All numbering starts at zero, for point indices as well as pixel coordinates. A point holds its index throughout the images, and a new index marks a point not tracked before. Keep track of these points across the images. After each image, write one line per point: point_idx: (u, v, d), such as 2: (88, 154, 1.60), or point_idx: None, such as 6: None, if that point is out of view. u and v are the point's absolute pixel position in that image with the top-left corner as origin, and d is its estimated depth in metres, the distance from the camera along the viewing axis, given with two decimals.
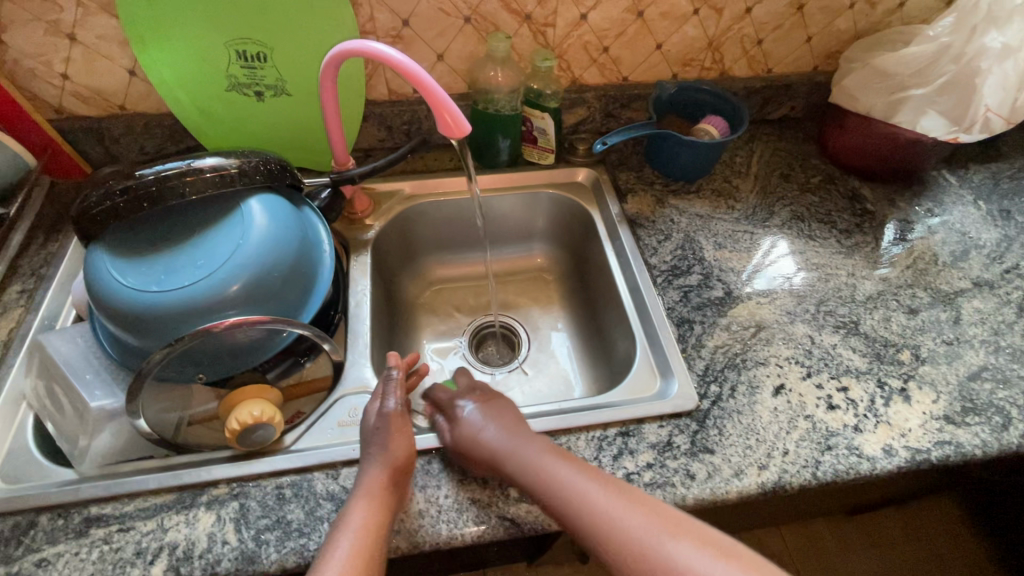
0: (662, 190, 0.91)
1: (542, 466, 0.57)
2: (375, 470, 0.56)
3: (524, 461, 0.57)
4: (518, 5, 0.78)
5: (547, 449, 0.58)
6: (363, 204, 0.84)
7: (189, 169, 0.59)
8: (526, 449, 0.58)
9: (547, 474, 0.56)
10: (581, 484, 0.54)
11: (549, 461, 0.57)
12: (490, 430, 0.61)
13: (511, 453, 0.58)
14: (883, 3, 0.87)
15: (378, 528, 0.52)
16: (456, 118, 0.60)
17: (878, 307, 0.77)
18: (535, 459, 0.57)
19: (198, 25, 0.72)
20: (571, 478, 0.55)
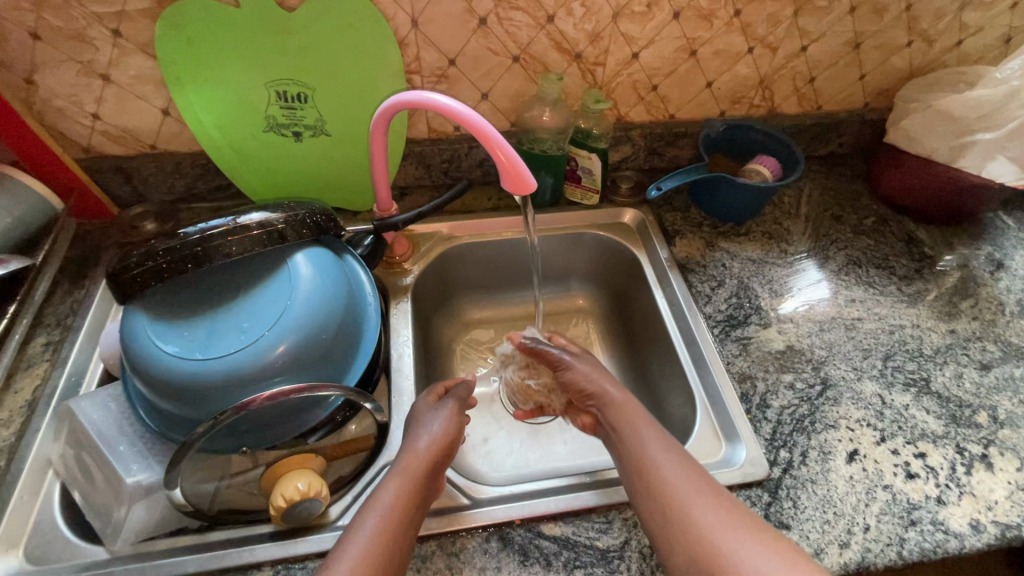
0: (712, 232, 0.88)
1: (632, 429, 0.62)
2: (416, 452, 0.58)
3: (618, 408, 0.65)
4: (569, 44, 0.75)
5: (635, 403, 0.66)
6: (403, 248, 0.81)
7: (235, 226, 0.56)
8: (621, 399, 0.66)
9: (635, 436, 0.61)
10: (663, 457, 0.57)
11: (639, 426, 0.62)
12: (587, 370, 0.71)
13: (607, 402, 0.66)
14: (942, 41, 0.84)
15: (405, 505, 0.53)
16: (509, 158, 0.55)
17: (948, 363, 0.73)
18: (626, 413, 0.64)
19: (238, 66, 0.68)
20: (656, 442, 0.59)
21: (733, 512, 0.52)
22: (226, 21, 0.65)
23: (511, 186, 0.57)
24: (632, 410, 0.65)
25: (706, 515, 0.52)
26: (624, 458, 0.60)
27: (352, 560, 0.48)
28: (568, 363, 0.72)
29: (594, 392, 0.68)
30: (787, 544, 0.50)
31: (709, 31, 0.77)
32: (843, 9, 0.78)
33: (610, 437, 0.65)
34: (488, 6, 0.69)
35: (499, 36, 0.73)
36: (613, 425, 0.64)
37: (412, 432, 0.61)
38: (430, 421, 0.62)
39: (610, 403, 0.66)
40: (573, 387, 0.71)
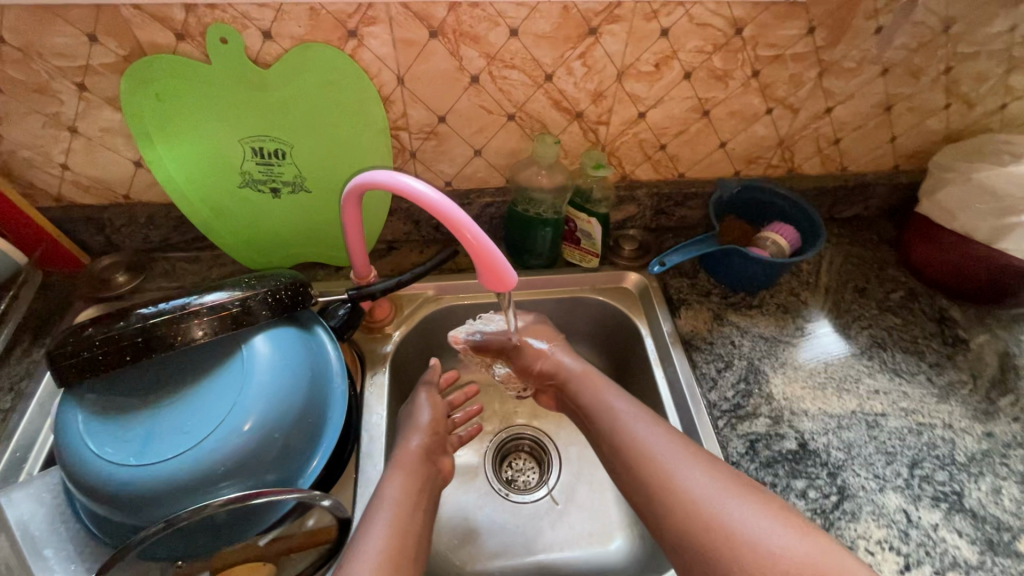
0: (720, 302, 0.81)
1: (602, 400, 0.67)
2: (410, 449, 0.64)
3: (581, 380, 0.71)
4: (569, 103, 0.69)
5: (594, 372, 0.72)
6: (384, 311, 0.76)
7: (182, 313, 0.52)
8: (583, 370, 0.72)
9: (608, 410, 0.65)
10: (640, 426, 0.61)
11: (612, 399, 0.66)
12: (547, 345, 0.75)
13: (570, 375, 0.72)
14: (984, 104, 0.76)
15: (410, 492, 0.59)
16: (478, 240, 0.48)
17: (983, 475, 0.65)
18: (592, 386, 0.69)
19: (211, 122, 0.64)
20: (630, 412, 0.63)
21: (719, 471, 0.55)
22: (197, 77, 0.60)
23: (487, 278, 0.51)
24: (591, 380, 0.70)
25: (691, 478, 0.54)
26: (599, 430, 0.65)
27: (376, 547, 0.52)
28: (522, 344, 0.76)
29: (552, 371, 0.74)
30: (778, 505, 0.52)
31: (724, 92, 0.70)
32: (874, 71, 0.70)
33: (576, 409, 0.70)
34: (480, 64, 0.63)
35: (493, 94, 0.67)
36: (580, 398, 0.69)
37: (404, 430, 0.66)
38: (420, 413, 0.69)
39: (574, 375, 0.71)
40: (530, 368, 0.76)
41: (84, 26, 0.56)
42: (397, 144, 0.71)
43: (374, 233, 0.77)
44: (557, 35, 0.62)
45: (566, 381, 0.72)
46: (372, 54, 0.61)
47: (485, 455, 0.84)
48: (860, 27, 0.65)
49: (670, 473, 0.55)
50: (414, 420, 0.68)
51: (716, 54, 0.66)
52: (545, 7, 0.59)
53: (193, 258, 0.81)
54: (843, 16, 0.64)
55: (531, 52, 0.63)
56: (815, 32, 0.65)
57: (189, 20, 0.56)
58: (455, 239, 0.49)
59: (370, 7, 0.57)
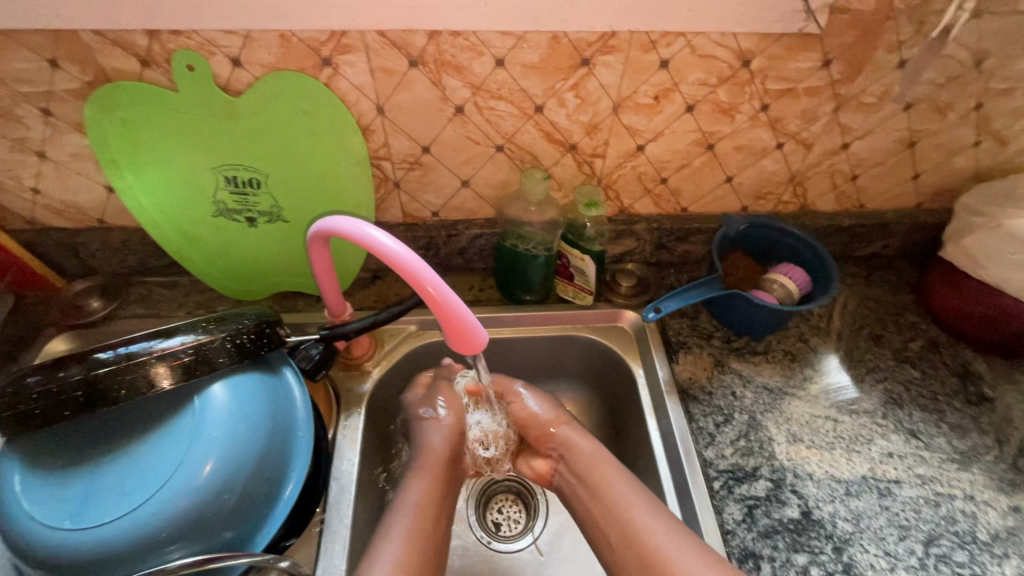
0: (723, 347, 0.75)
1: (611, 487, 0.62)
2: (433, 449, 0.67)
3: (588, 465, 0.65)
4: (561, 135, 0.64)
5: (603, 453, 0.66)
6: (361, 347, 0.72)
7: (129, 363, 0.48)
8: (591, 450, 0.66)
9: (621, 501, 0.60)
10: (654, 524, 0.56)
11: (623, 487, 0.61)
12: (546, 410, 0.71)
13: (571, 448, 0.67)
14: (1018, 142, 0.69)
15: (428, 501, 0.62)
16: (442, 296, 0.46)
17: (1008, 556, 0.58)
18: (600, 470, 0.64)
19: (181, 151, 0.61)
20: (643, 508, 0.58)
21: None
22: (164, 105, 0.57)
23: (450, 335, 0.49)
24: (599, 462, 0.65)
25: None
26: (600, 511, 0.61)
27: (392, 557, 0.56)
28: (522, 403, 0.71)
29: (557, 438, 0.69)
30: None
31: (730, 126, 0.65)
32: (896, 107, 0.65)
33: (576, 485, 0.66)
34: (464, 95, 0.59)
35: (480, 125, 0.63)
36: (584, 480, 0.65)
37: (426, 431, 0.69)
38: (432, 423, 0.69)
39: (581, 454, 0.66)
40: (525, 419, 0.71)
41: (45, 51, 0.54)
42: (379, 174, 0.68)
43: (354, 265, 0.73)
44: (546, 65, 0.57)
45: (568, 451, 0.67)
46: (349, 82, 0.58)
47: (467, 497, 0.77)
48: (880, 61, 0.60)
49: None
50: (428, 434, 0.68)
51: (721, 87, 0.61)
52: (533, 37, 0.55)
53: (170, 284, 0.78)
54: (861, 49, 0.59)
55: (519, 83, 0.59)
56: (830, 65, 0.60)
57: (153, 46, 0.54)
58: (416, 292, 0.47)
59: (344, 35, 0.54)
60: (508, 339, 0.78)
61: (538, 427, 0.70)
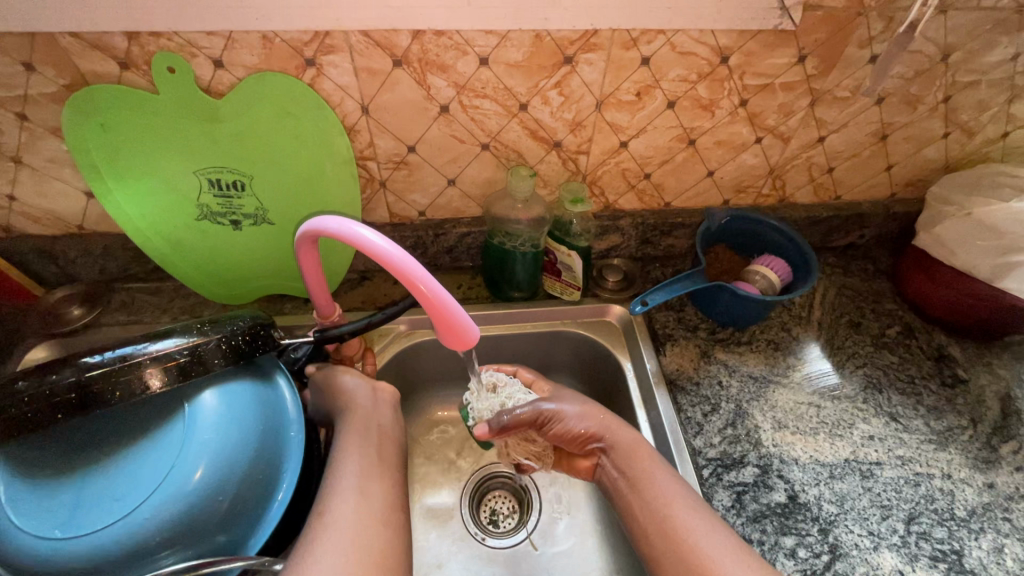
0: (709, 338, 0.77)
1: (650, 480, 0.58)
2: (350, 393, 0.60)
3: (629, 456, 0.61)
4: (546, 132, 0.65)
5: (644, 445, 0.62)
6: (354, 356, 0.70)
7: (123, 364, 0.48)
8: (632, 443, 0.62)
9: (663, 492, 0.56)
10: (694, 519, 0.53)
11: (665, 480, 0.58)
12: (584, 416, 0.66)
13: (612, 441, 0.63)
14: (984, 133, 0.72)
15: (373, 425, 0.58)
16: (434, 293, 0.47)
17: (984, 531, 0.61)
18: (642, 461, 0.60)
19: (162, 153, 0.60)
20: (683, 502, 0.55)
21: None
22: (143, 107, 0.57)
23: (443, 332, 0.49)
24: (641, 454, 0.61)
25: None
26: (641, 510, 0.57)
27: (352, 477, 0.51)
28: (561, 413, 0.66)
29: (596, 436, 0.64)
30: None
31: (710, 121, 0.66)
32: (869, 101, 0.67)
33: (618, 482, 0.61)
34: (449, 94, 0.60)
35: (465, 124, 0.63)
36: (627, 475, 0.60)
37: (336, 382, 0.61)
38: (345, 378, 0.62)
39: (620, 446, 0.62)
40: (567, 436, 0.65)
41: (20, 55, 0.53)
42: (365, 174, 0.68)
43: (340, 267, 0.73)
44: (529, 64, 0.58)
45: (608, 444, 0.64)
46: (333, 83, 0.58)
47: (463, 494, 0.78)
48: (852, 56, 0.62)
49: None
50: (351, 390, 0.60)
51: (701, 83, 0.62)
52: (516, 36, 0.55)
53: (153, 289, 0.77)
54: (834, 45, 0.60)
55: (503, 81, 0.59)
56: (805, 61, 0.61)
57: (132, 48, 0.53)
58: (408, 290, 0.47)
59: (327, 35, 0.54)
60: (498, 336, 0.78)
61: (574, 428, 0.65)
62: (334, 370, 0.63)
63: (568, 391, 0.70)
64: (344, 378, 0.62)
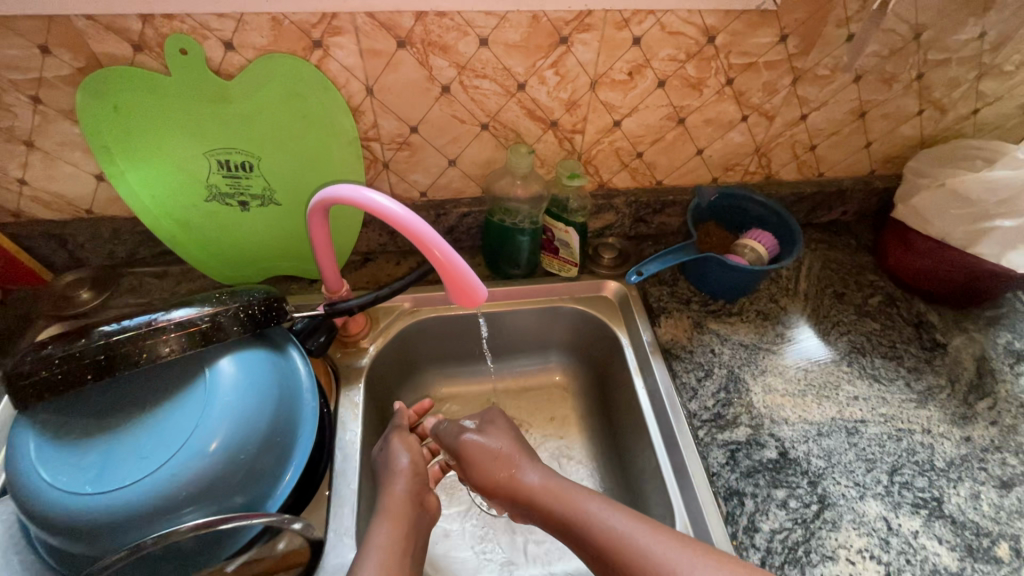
0: (701, 310, 0.80)
1: (575, 509, 0.60)
2: (394, 493, 0.62)
3: (548, 501, 0.62)
4: (543, 112, 0.68)
5: (556, 478, 0.65)
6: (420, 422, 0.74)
7: (150, 329, 0.50)
8: (544, 481, 0.64)
9: (590, 523, 0.58)
10: (624, 528, 0.56)
11: (612, 518, 0.58)
12: (494, 446, 0.68)
13: (529, 484, 0.64)
14: (956, 110, 0.76)
15: (400, 533, 0.59)
16: (448, 258, 0.50)
17: (962, 480, 0.65)
18: (561, 496, 0.62)
19: (173, 135, 0.62)
20: (610, 516, 0.58)
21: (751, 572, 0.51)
22: (156, 89, 0.59)
23: (454, 294, 0.52)
24: (556, 489, 0.63)
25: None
26: (580, 544, 0.59)
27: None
28: (478, 446, 0.68)
29: (509, 473, 0.66)
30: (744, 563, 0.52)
31: (698, 100, 0.70)
32: (847, 78, 0.70)
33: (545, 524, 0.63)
34: (450, 74, 0.63)
35: (466, 104, 0.66)
36: (550, 513, 0.62)
37: (387, 475, 0.64)
38: (399, 457, 0.66)
39: (534, 488, 0.64)
40: (482, 463, 0.67)
41: (36, 37, 0.54)
42: (369, 155, 0.70)
43: (347, 247, 0.75)
44: (527, 44, 0.61)
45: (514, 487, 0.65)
46: (339, 64, 0.60)
47: None
48: (830, 35, 0.65)
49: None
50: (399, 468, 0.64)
51: (689, 62, 0.65)
52: (514, 17, 0.58)
53: (161, 273, 0.79)
54: (814, 24, 0.64)
55: (502, 62, 0.62)
56: (787, 40, 0.65)
57: (146, 31, 0.55)
58: (422, 254, 0.50)
59: (334, 17, 0.56)
60: (498, 313, 0.81)
61: (487, 454, 0.67)
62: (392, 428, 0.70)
63: (492, 423, 0.72)
64: (398, 461, 0.65)
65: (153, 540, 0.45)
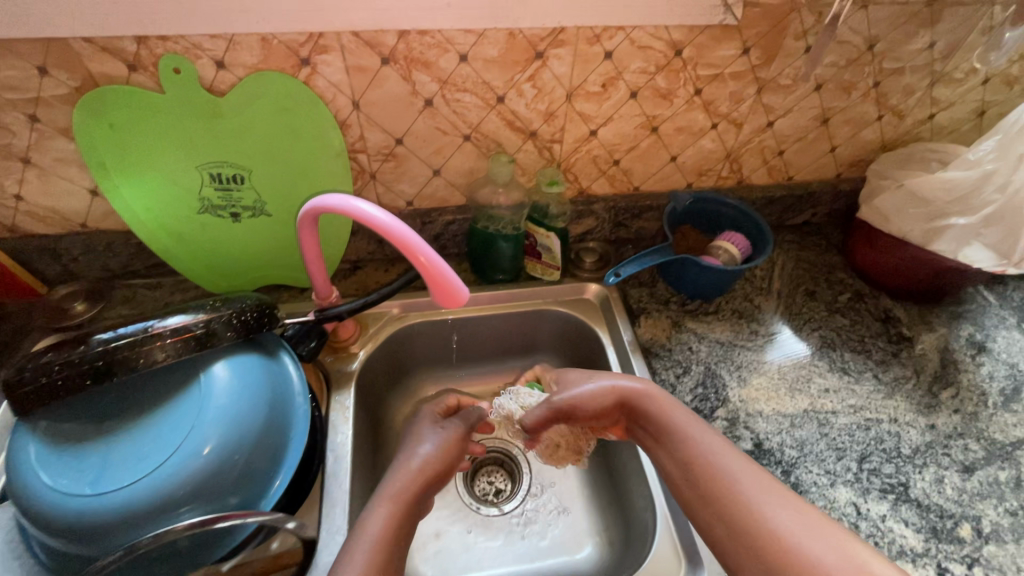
0: (679, 310, 0.83)
1: (669, 415, 0.62)
2: (415, 463, 0.63)
3: (643, 407, 0.64)
4: (522, 123, 0.71)
5: (663, 390, 0.65)
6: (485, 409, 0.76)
7: (146, 336, 0.52)
8: (648, 389, 0.65)
9: (681, 429, 0.60)
10: (712, 444, 0.58)
11: (702, 434, 0.59)
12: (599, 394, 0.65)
13: (646, 398, 0.64)
14: (913, 115, 0.81)
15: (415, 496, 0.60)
16: (432, 262, 0.52)
17: (927, 465, 0.68)
18: (659, 404, 0.63)
19: (167, 151, 0.65)
20: (699, 428, 0.60)
21: (852, 547, 0.47)
22: (150, 107, 0.61)
23: (438, 297, 0.54)
24: (658, 398, 0.64)
25: (818, 550, 0.47)
26: (664, 446, 0.60)
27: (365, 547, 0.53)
28: (573, 397, 0.66)
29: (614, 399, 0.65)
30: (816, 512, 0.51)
31: (670, 109, 0.74)
32: (809, 87, 0.75)
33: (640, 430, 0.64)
34: (433, 88, 0.66)
35: (449, 116, 0.69)
36: (645, 419, 0.63)
37: (414, 445, 0.66)
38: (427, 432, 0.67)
39: (636, 393, 0.65)
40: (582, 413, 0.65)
41: (34, 60, 0.57)
42: (357, 167, 0.73)
43: (336, 255, 0.78)
44: (505, 59, 0.64)
45: (637, 403, 0.64)
46: (326, 80, 0.63)
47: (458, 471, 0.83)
48: (790, 47, 0.69)
49: (799, 547, 0.47)
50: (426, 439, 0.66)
51: (659, 74, 0.69)
52: (492, 34, 0.62)
53: (155, 284, 0.81)
54: (774, 37, 0.68)
55: (481, 76, 0.66)
56: (749, 52, 0.69)
57: (140, 51, 0.58)
58: (407, 260, 0.53)
59: (321, 36, 0.59)
60: (486, 317, 0.84)
61: (588, 405, 0.65)
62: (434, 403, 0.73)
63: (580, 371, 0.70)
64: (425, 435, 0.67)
65: (150, 539, 0.47)
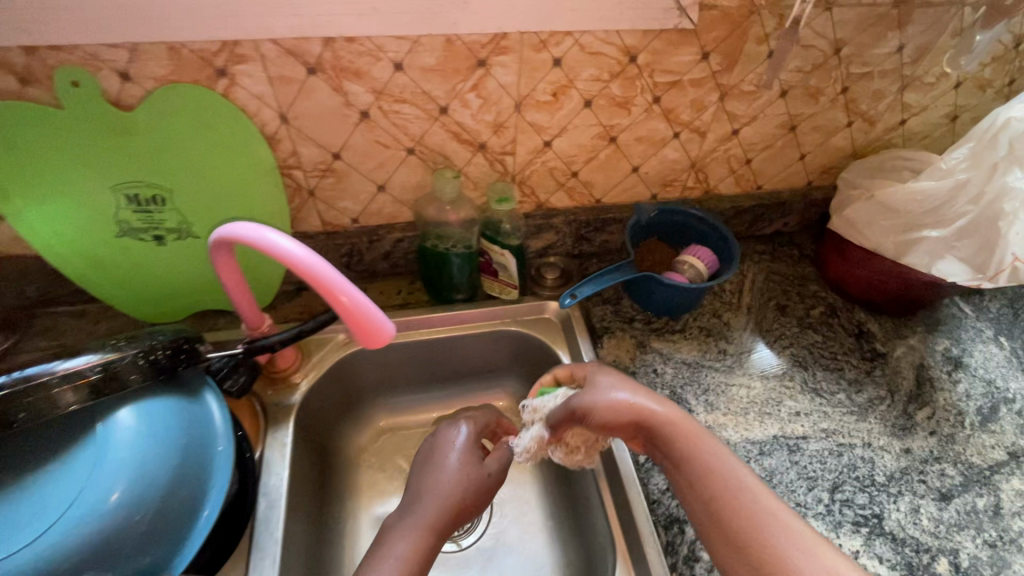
0: (644, 329, 0.79)
1: (699, 447, 0.54)
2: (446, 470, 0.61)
3: (669, 433, 0.56)
4: (469, 134, 0.66)
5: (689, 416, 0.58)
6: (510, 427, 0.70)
7: (32, 384, 0.47)
8: (674, 415, 0.57)
9: (711, 466, 0.53)
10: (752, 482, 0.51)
11: (737, 470, 0.52)
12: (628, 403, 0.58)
13: (672, 427, 0.56)
14: (884, 121, 0.77)
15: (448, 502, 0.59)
16: (355, 305, 0.49)
17: (903, 494, 0.64)
18: (685, 434, 0.55)
19: (73, 171, 0.59)
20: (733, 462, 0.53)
21: None
22: (48, 124, 0.55)
23: (360, 338, 0.51)
24: (686, 427, 0.56)
25: None
26: (689, 482, 0.53)
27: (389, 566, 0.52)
28: (591, 404, 0.58)
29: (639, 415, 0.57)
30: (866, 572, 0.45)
31: (628, 118, 0.69)
32: (773, 94, 0.71)
33: (661, 458, 0.56)
34: (367, 100, 0.61)
35: (388, 129, 0.64)
36: (671, 449, 0.55)
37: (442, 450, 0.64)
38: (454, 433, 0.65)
39: (663, 419, 0.56)
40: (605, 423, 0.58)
41: None
42: (292, 184, 0.68)
43: (275, 278, 0.72)
44: (444, 67, 0.59)
45: (666, 432, 0.56)
46: (248, 92, 0.58)
47: None
48: (752, 51, 0.65)
49: None
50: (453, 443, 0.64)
51: (613, 82, 0.65)
52: (427, 40, 0.57)
53: (78, 311, 0.74)
54: (734, 41, 0.64)
55: (420, 86, 0.61)
56: (709, 57, 0.65)
57: (31, 63, 0.52)
58: (326, 300, 0.48)
59: (236, 45, 0.54)
60: (440, 339, 0.79)
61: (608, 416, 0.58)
62: (448, 420, 0.67)
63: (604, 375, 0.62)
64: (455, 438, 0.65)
65: None
